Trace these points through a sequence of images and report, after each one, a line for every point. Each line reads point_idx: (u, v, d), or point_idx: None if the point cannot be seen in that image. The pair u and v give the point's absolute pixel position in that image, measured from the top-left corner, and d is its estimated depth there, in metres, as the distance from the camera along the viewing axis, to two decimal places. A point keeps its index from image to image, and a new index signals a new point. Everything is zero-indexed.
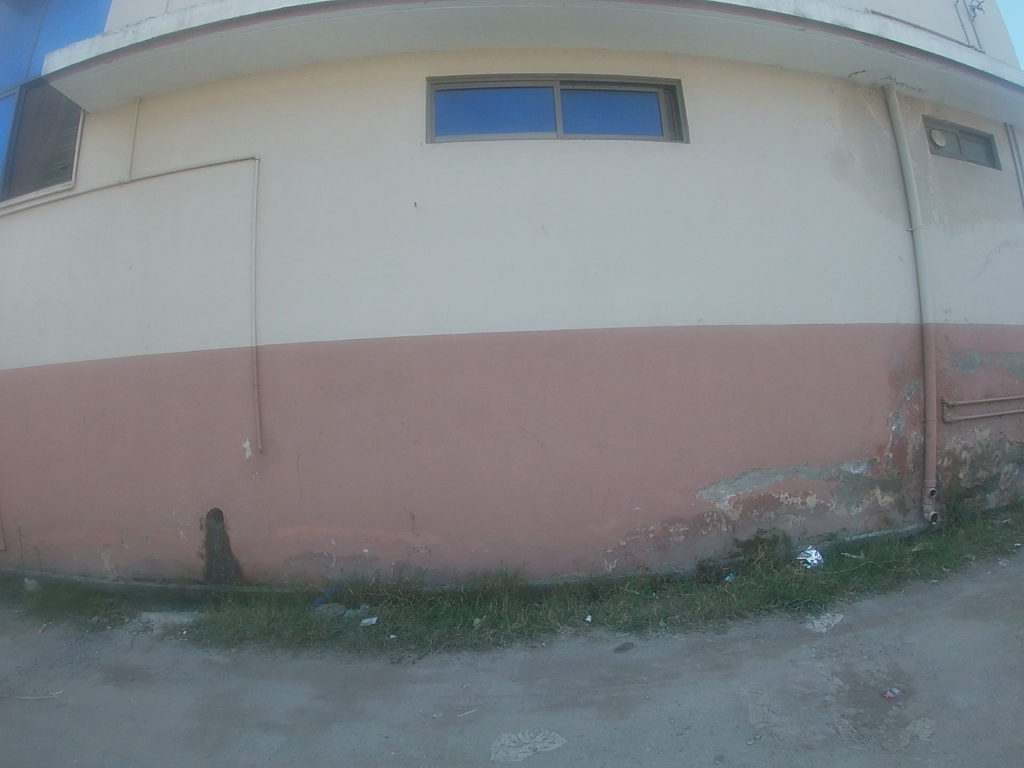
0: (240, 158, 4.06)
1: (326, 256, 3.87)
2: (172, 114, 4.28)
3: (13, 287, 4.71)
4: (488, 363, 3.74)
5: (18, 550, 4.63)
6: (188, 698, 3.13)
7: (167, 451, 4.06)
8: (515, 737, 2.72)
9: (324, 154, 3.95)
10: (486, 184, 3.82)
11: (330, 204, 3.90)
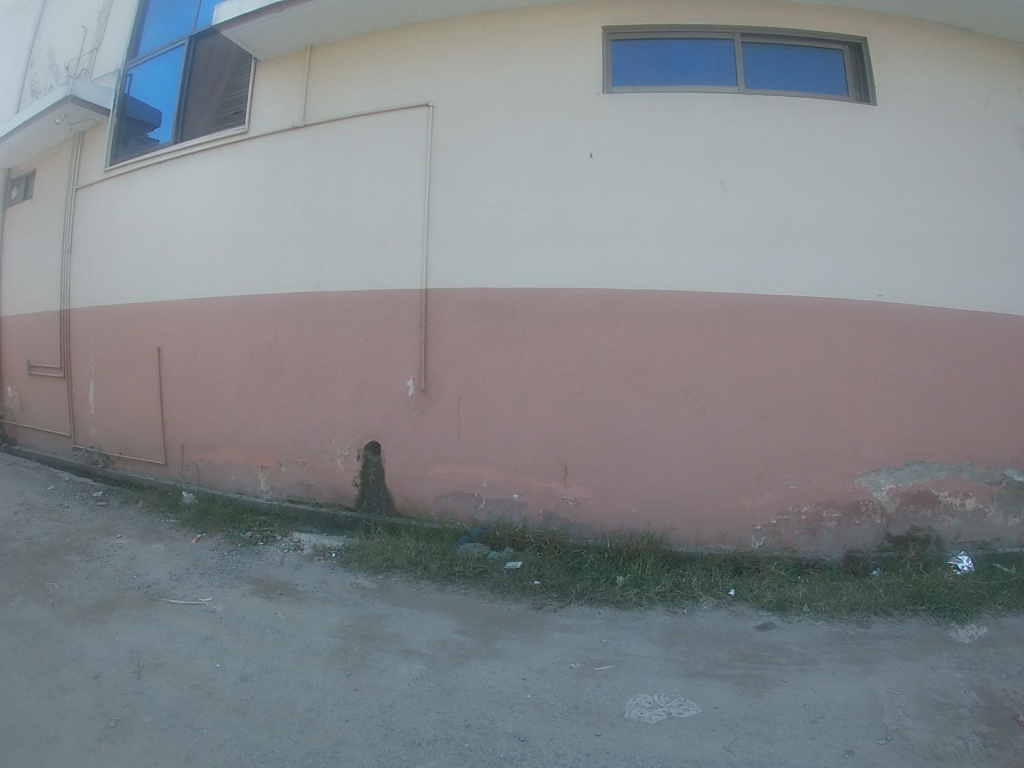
0: (413, 105, 4.12)
1: (500, 201, 3.91)
2: (346, 60, 4.37)
3: (186, 222, 5.00)
4: (652, 322, 3.70)
5: (180, 464, 5.05)
6: (332, 616, 3.25)
7: (330, 383, 4.25)
8: (650, 699, 2.68)
9: (500, 105, 3.96)
10: (663, 136, 3.73)
11: (504, 156, 3.93)
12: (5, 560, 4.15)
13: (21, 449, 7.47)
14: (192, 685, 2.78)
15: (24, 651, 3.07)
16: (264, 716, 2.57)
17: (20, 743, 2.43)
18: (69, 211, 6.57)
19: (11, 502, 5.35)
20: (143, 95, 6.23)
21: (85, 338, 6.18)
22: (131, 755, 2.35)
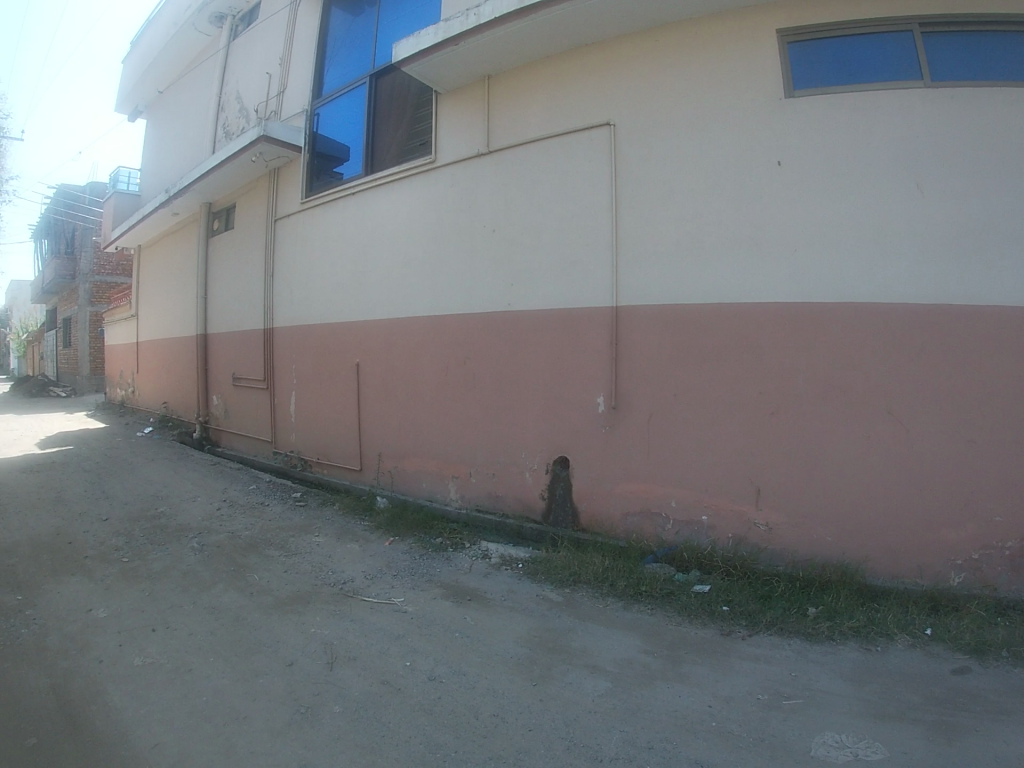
0: (595, 124, 4.25)
1: (688, 213, 3.94)
2: (524, 85, 4.60)
3: (382, 245, 5.54)
4: (852, 337, 3.56)
5: (375, 471, 5.63)
6: (520, 627, 3.37)
7: (522, 400, 4.52)
8: (837, 738, 2.48)
9: (681, 120, 3.98)
10: (857, 138, 3.59)
11: (686, 169, 3.96)
12: (212, 551, 4.59)
13: (225, 451, 8.24)
14: (382, 681, 2.94)
15: (224, 635, 3.38)
16: (450, 717, 2.68)
17: (214, 720, 2.67)
18: (269, 238, 7.19)
19: (217, 498, 5.90)
20: (331, 129, 6.69)
21: (287, 352, 6.79)
22: (319, 742, 2.52)
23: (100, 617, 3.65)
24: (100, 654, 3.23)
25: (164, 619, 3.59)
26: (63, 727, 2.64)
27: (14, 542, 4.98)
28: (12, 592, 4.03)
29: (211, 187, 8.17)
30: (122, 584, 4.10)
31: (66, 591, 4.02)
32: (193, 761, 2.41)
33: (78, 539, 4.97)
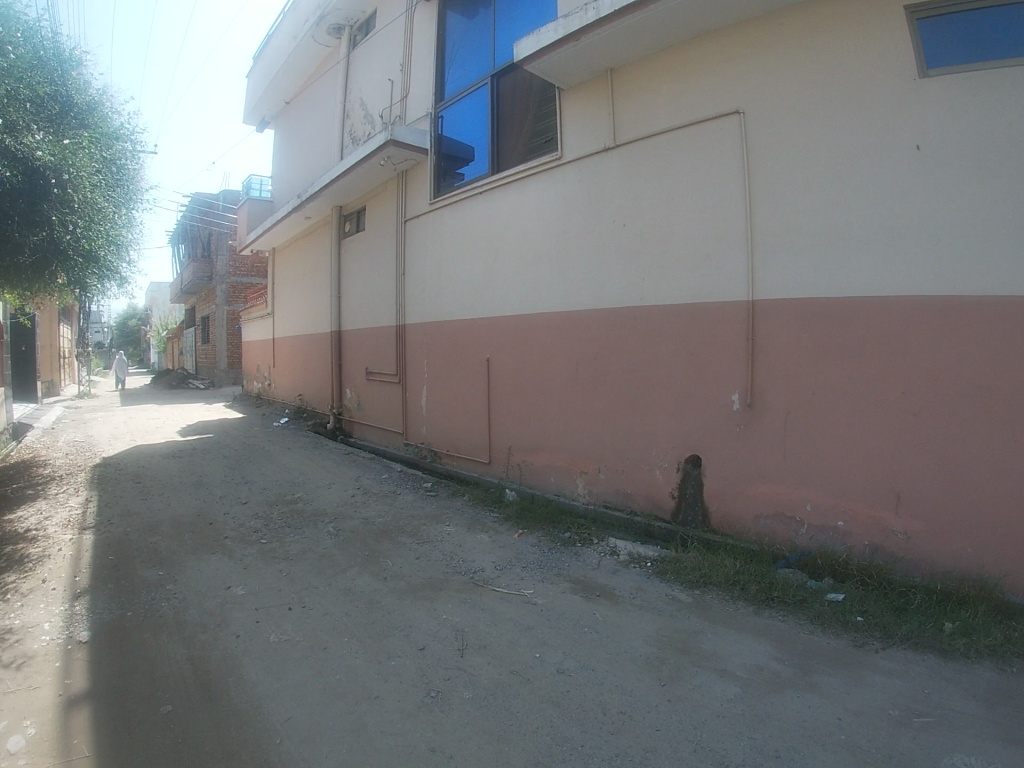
0: (724, 114, 4.16)
1: (824, 203, 3.78)
2: (650, 78, 4.56)
3: (511, 243, 5.65)
4: (1004, 333, 3.25)
5: (505, 464, 5.76)
6: (650, 626, 3.35)
7: (654, 396, 4.49)
8: (970, 762, 2.32)
9: (812, 106, 3.82)
10: (1001, 118, 3.30)
11: (820, 157, 3.79)
12: (346, 536, 4.80)
13: (357, 441, 8.59)
14: (511, 671, 2.98)
15: (360, 616, 3.53)
16: (578, 711, 2.69)
17: (346, 698, 2.79)
18: (399, 237, 7.43)
19: (350, 485, 6.17)
20: (456, 131, 6.80)
21: (418, 346, 7.01)
22: (449, 726, 2.59)
23: (239, 594, 3.89)
24: (237, 630, 3.44)
25: (300, 599, 3.79)
26: (201, 698, 2.83)
27: (161, 522, 5.36)
28: (159, 569, 4.34)
29: (340, 190, 8.51)
30: (260, 564, 4.35)
31: (208, 569, 4.31)
32: (328, 737, 2.54)
33: (219, 521, 5.31)
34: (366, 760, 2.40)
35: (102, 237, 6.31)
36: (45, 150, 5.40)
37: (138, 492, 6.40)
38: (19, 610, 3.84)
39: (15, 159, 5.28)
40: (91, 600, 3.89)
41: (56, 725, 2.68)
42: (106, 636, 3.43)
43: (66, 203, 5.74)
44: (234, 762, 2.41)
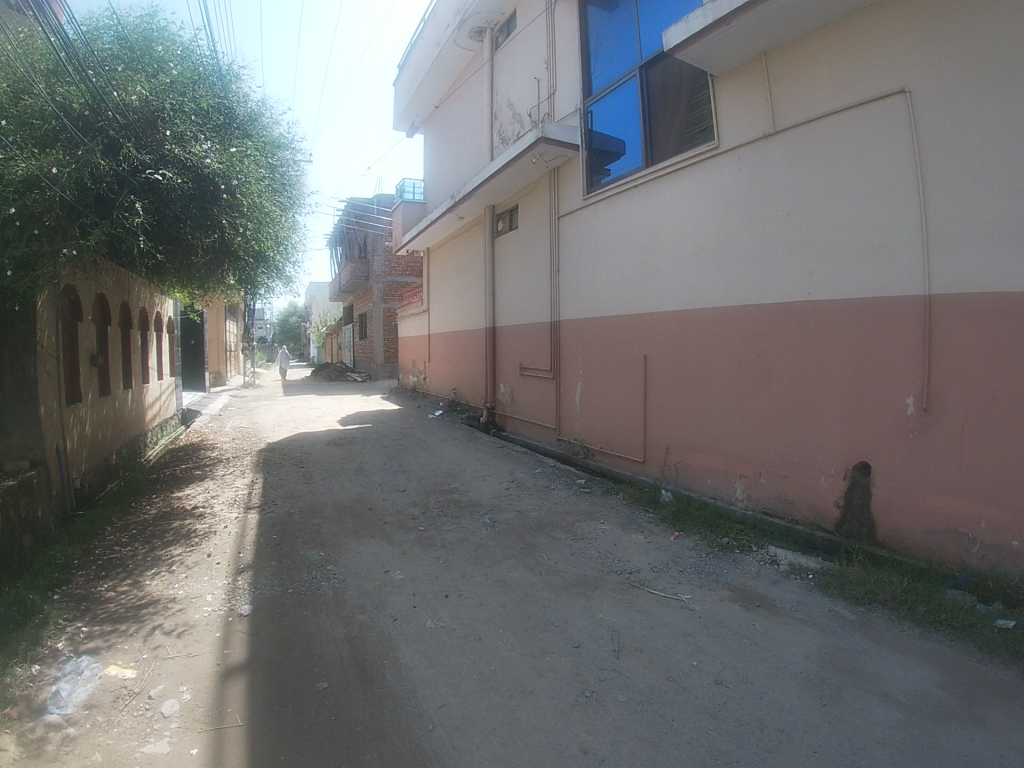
0: (889, 92, 3.84)
1: (1001, 185, 3.36)
2: (809, 60, 4.30)
3: (669, 237, 5.51)
4: None
5: (661, 464, 5.64)
6: (811, 642, 3.14)
7: (820, 397, 4.23)
8: None
9: (982, 78, 3.42)
10: None
11: (994, 134, 3.38)
12: (501, 528, 4.84)
13: (510, 435, 8.70)
14: (668, 677, 2.88)
15: (516, 609, 3.54)
16: (735, 725, 2.55)
17: (503, 690, 2.80)
18: (553, 234, 7.44)
19: (504, 478, 6.24)
20: (605, 125, 6.67)
21: (574, 343, 7.00)
22: (602, 728, 2.53)
23: (397, 578, 4.01)
24: (393, 613, 3.53)
25: (456, 587, 3.85)
26: (356, 678, 2.91)
27: (323, 505, 5.63)
28: (320, 549, 4.56)
29: (493, 189, 8.61)
30: (417, 550, 4.46)
31: (367, 552, 4.47)
32: (481, 726, 2.55)
33: (378, 507, 5.51)
34: (516, 755, 2.38)
35: (268, 235, 6.69)
36: (213, 158, 5.68)
37: (302, 476, 6.76)
38: (185, 581, 4.13)
39: (185, 168, 5.60)
40: (253, 575, 4.14)
41: (211, 693, 2.85)
42: (264, 611, 3.63)
43: (234, 207, 6.09)
44: (383, 743, 2.47)
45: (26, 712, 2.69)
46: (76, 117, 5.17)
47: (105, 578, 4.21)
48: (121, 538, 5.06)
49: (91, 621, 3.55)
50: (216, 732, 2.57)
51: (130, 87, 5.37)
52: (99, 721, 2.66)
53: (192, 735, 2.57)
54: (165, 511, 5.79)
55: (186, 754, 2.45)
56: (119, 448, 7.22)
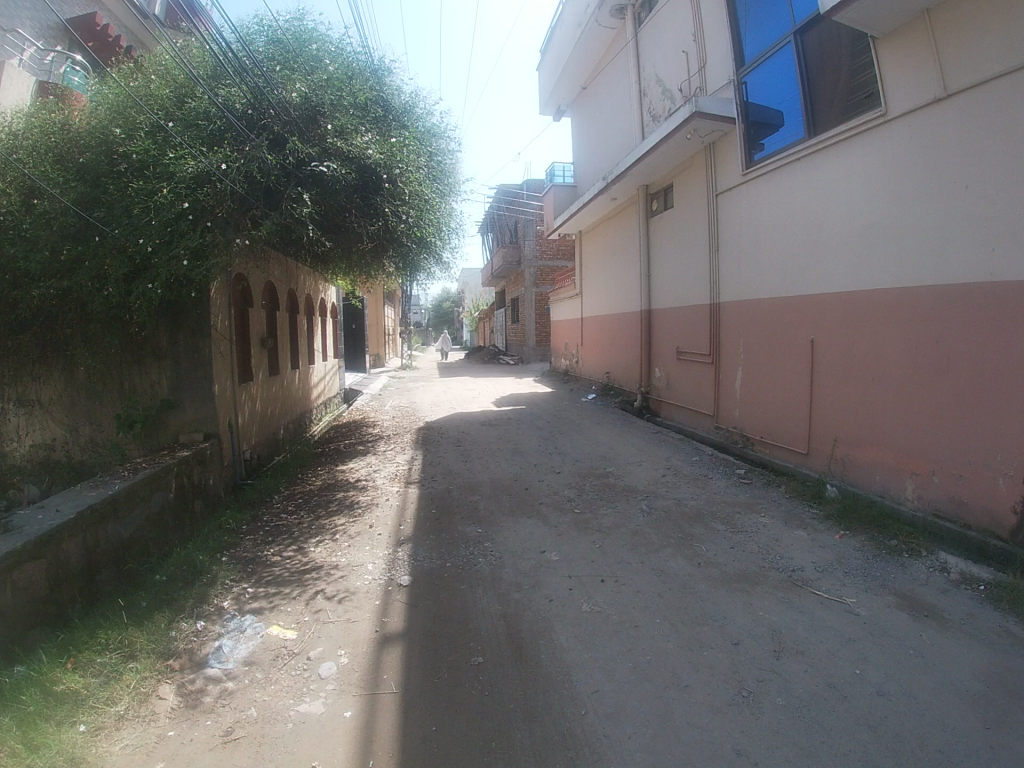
0: None
1: None
2: (980, 15, 3.90)
3: (836, 214, 5.19)
4: None
5: (827, 457, 5.35)
6: (979, 659, 2.87)
7: (1001, 390, 3.84)
8: None
9: None
10: None
11: None
12: (659, 515, 4.76)
13: (665, 421, 8.56)
14: (828, 684, 2.73)
15: (672, 599, 3.47)
16: (896, 741, 2.37)
17: (655, 680, 2.75)
18: (711, 214, 7.18)
19: (660, 464, 6.14)
20: (762, 97, 6.33)
21: (735, 327, 6.76)
22: (757, 730, 2.43)
23: (553, 559, 4.03)
24: (549, 594, 3.56)
25: (613, 572, 3.82)
26: (510, 657, 2.94)
27: (480, 483, 5.76)
28: (477, 525, 4.66)
29: (646, 168, 8.42)
30: (573, 532, 4.47)
31: (523, 531, 4.52)
32: (630, 716, 2.51)
33: (534, 487, 5.57)
34: (668, 749, 2.33)
35: (430, 221, 6.88)
36: (374, 149, 5.86)
37: (459, 454, 6.95)
38: (348, 550, 4.35)
39: (348, 160, 5.84)
40: (413, 548, 4.29)
41: (366, 659, 2.98)
42: (422, 583, 3.75)
43: (397, 196, 6.31)
44: (535, 723, 2.48)
45: (189, 664, 2.93)
46: (240, 116, 5.50)
47: (272, 542, 4.52)
48: (287, 506, 5.40)
49: (257, 582, 3.81)
50: (369, 696, 2.69)
51: (290, 86, 5.64)
52: (258, 677, 2.85)
53: (346, 697, 2.69)
54: (330, 482, 6.13)
55: (340, 716, 2.58)
56: (287, 423, 7.71)
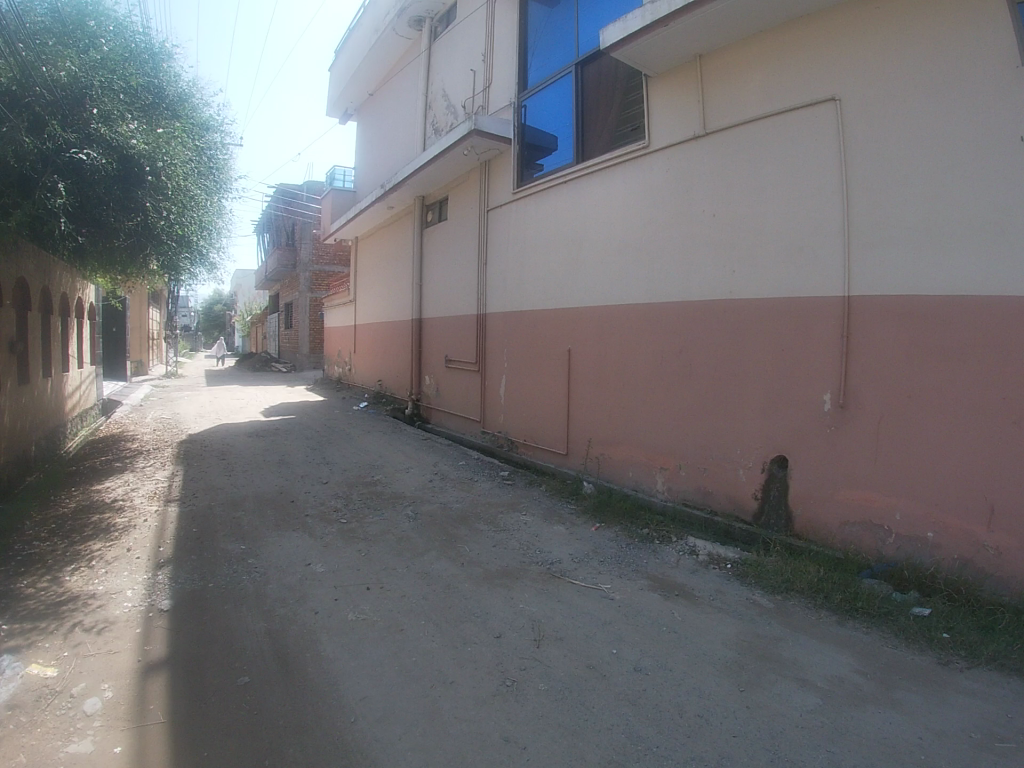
0: (818, 102, 3.98)
1: (923, 196, 3.54)
2: (739, 66, 4.42)
3: (594, 234, 5.60)
4: None
5: (582, 457, 5.75)
6: (728, 629, 3.25)
7: (741, 395, 4.36)
8: None
9: (902, 94, 3.62)
10: None
11: (919, 146, 3.55)
12: (423, 520, 4.86)
13: (434, 428, 8.72)
14: (587, 665, 2.95)
15: (435, 600, 3.56)
16: (654, 711, 2.62)
17: (420, 680, 2.82)
18: (483, 225, 7.44)
19: (427, 470, 6.26)
20: (538, 121, 6.69)
21: (499, 338, 7.06)
22: (522, 716, 2.58)
23: (318, 571, 3.98)
24: (315, 606, 3.51)
25: (378, 579, 3.85)
26: (279, 672, 2.88)
27: (246, 498, 5.53)
28: (241, 542, 4.48)
29: (422, 179, 8.55)
30: (339, 542, 4.43)
31: (288, 545, 4.42)
32: (397, 718, 2.56)
33: (300, 499, 5.44)
34: (438, 745, 2.41)
35: (192, 220, 6.49)
36: (140, 139, 5.49)
37: (223, 468, 6.61)
38: (105, 577, 4.00)
39: (110, 149, 5.39)
40: (173, 570, 4.02)
41: (134, 690, 2.78)
42: (185, 606, 3.55)
43: (160, 189, 5.89)
44: (307, 736, 2.46)
45: None
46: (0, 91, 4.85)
47: (25, 574, 4.04)
48: (40, 532, 4.85)
49: (10, 619, 3.40)
50: (140, 728, 2.52)
51: (59, 63, 5.11)
52: (22, 721, 2.56)
53: (115, 732, 2.50)
54: (84, 504, 5.58)
55: (110, 752, 2.39)
56: (39, 439, 6.93)
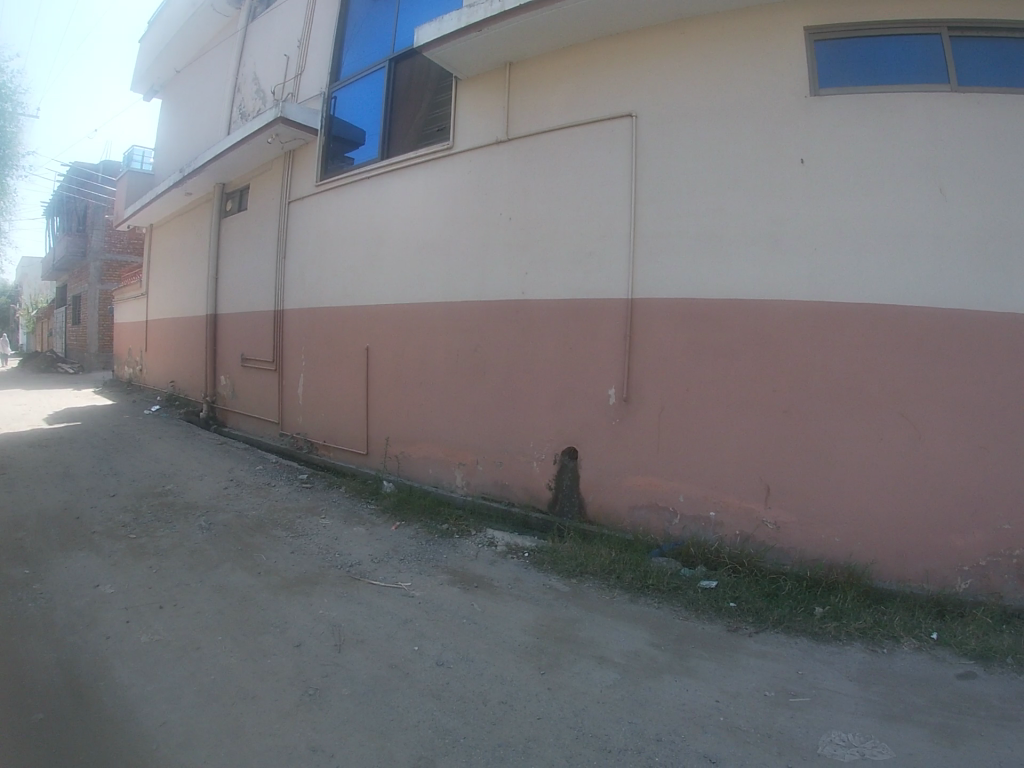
0: (616, 116, 4.20)
1: (706, 207, 3.88)
2: (542, 76, 4.57)
3: (392, 234, 5.57)
4: (878, 338, 3.47)
5: (382, 455, 5.71)
6: (526, 615, 3.37)
7: (532, 393, 4.52)
8: (843, 737, 2.40)
9: (692, 113, 3.95)
10: (886, 138, 3.51)
11: (707, 162, 3.90)
12: (218, 530, 4.63)
13: (233, 430, 8.31)
14: (390, 664, 2.94)
15: (231, 614, 3.40)
16: (458, 703, 2.65)
17: (220, 698, 2.69)
18: (281, 220, 7.18)
19: (223, 477, 5.96)
20: (345, 116, 6.57)
21: (297, 336, 6.85)
22: (328, 723, 2.53)
23: (107, 592, 3.69)
24: (106, 631, 3.25)
25: (171, 596, 3.62)
26: (71, 705, 2.64)
27: (25, 516, 5.00)
28: (23, 566, 4.06)
29: (223, 168, 8.12)
30: (128, 560, 4.12)
31: (76, 566, 4.06)
32: (200, 739, 2.43)
33: (85, 515, 5.00)
34: (244, 762, 2.31)
35: None
36: None
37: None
38: None
39: None
40: None
41: None
42: None
43: None
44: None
45: None
46: None
47: None
48: None
49: None
50: None
51: None
52: None
53: None
54: None
55: None
56: None
